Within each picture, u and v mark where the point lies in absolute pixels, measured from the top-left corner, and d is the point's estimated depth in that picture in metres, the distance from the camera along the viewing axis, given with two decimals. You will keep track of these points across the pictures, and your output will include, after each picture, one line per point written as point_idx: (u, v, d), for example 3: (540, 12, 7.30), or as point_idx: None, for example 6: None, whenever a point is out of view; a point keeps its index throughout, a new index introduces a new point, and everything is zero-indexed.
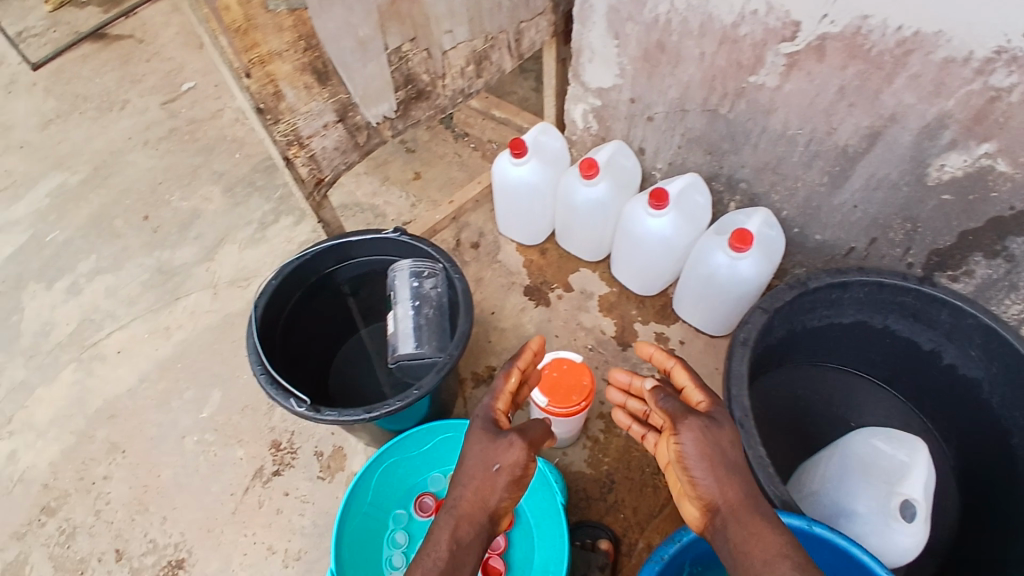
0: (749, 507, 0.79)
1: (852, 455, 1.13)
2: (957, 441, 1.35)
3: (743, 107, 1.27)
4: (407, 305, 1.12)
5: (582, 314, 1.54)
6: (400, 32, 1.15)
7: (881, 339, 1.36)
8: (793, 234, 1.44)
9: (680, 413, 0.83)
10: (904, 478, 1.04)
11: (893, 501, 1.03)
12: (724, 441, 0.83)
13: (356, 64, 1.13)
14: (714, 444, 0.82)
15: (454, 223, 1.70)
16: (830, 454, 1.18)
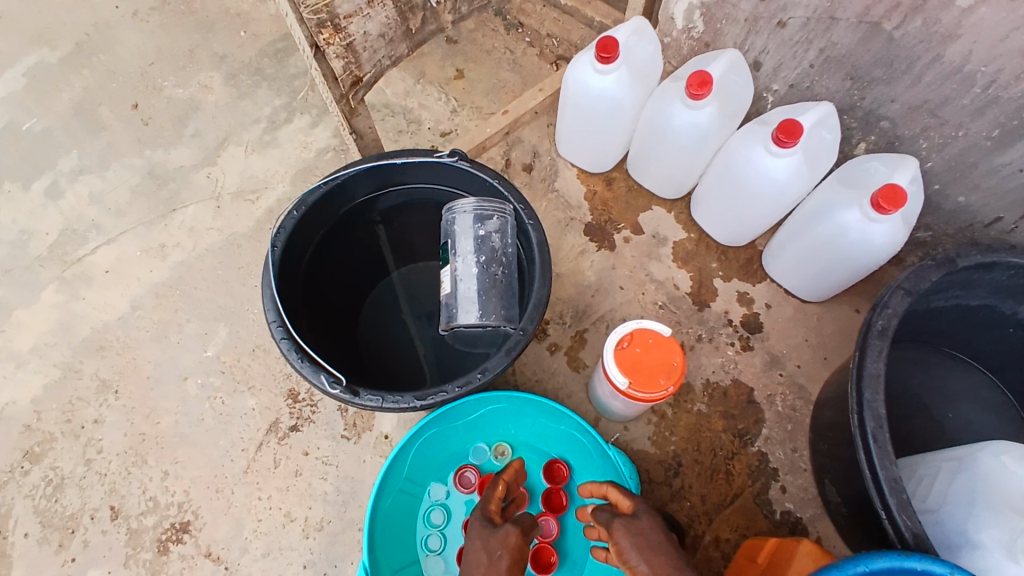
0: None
1: (980, 475, 0.92)
2: None
3: (918, 27, 0.97)
4: (468, 257, 0.90)
5: (652, 263, 1.29)
6: None
7: (1004, 329, 1.13)
8: (931, 192, 1.18)
9: (610, 520, 0.81)
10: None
11: None
12: (650, 529, 0.77)
13: None
14: (637, 534, 0.77)
15: (504, 138, 1.41)
16: (950, 467, 0.96)
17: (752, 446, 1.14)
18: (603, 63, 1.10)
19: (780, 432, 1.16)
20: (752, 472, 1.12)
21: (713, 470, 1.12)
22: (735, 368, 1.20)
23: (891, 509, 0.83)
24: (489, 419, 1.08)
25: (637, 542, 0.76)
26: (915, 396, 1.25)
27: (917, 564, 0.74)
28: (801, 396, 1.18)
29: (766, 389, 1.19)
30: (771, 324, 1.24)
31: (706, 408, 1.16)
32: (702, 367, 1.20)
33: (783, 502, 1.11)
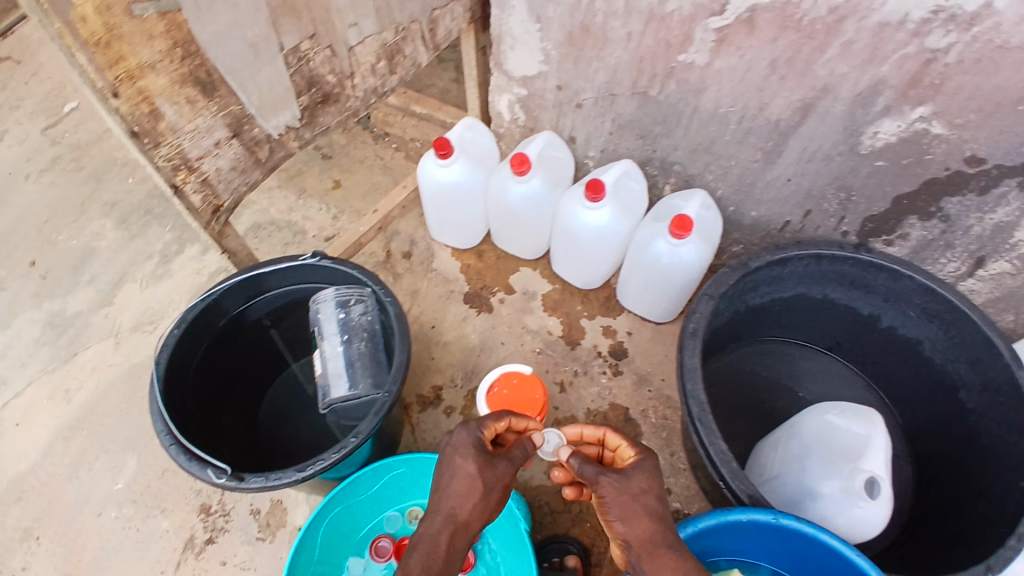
0: (664, 542, 0.75)
1: (810, 436, 1.04)
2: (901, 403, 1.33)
3: (673, 88, 1.20)
4: (335, 339, 1.03)
5: (527, 316, 1.48)
6: (297, 29, 1.02)
7: (823, 313, 1.33)
8: (729, 214, 1.36)
9: (595, 476, 0.80)
10: (850, 456, 0.97)
11: (857, 479, 0.94)
12: (642, 489, 0.79)
13: (247, 71, 0.99)
14: (623, 494, 0.79)
15: (381, 234, 1.62)
16: (789, 435, 1.09)
17: None
18: (444, 157, 1.33)
19: (657, 440, 1.31)
20: None
21: None
22: (610, 393, 1.36)
23: (726, 479, 0.95)
24: (393, 485, 1.15)
25: (623, 501, 0.78)
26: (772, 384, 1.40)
27: (741, 516, 0.88)
28: (670, 405, 1.35)
29: (638, 406, 1.35)
30: (634, 349, 1.43)
31: None
32: (583, 398, 1.36)
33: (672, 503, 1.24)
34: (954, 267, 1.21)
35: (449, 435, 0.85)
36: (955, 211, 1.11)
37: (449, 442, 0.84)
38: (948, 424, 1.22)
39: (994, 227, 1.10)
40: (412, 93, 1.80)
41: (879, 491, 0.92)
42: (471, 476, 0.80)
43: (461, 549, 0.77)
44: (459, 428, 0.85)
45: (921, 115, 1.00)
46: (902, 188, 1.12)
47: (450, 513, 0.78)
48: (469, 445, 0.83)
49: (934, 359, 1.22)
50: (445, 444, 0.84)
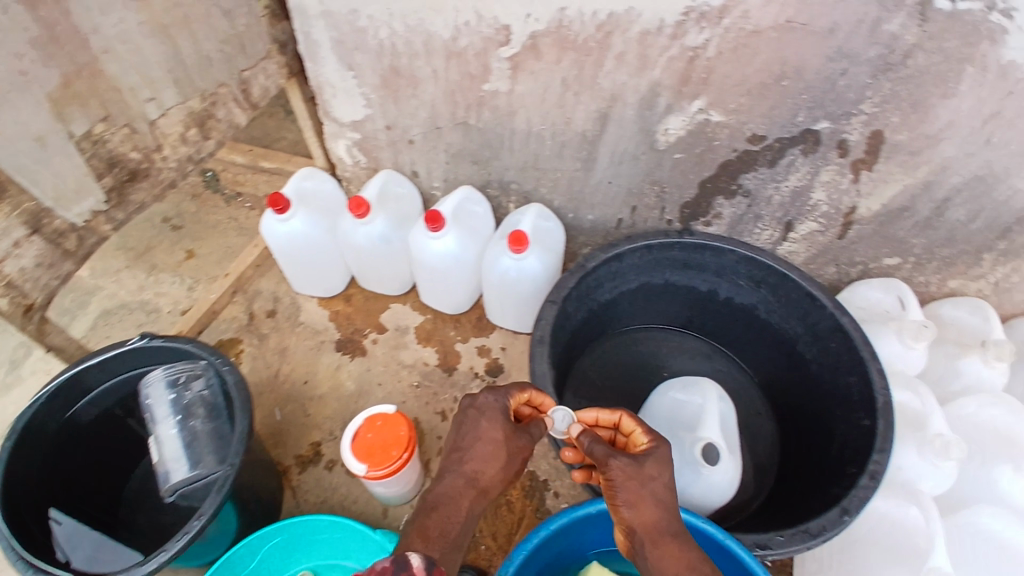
0: (670, 530, 0.78)
1: (659, 415, 1.12)
2: (756, 365, 1.42)
3: (488, 115, 1.25)
4: (168, 422, 1.04)
5: (401, 351, 1.49)
6: (86, 115, 1.00)
7: (669, 295, 1.42)
8: (570, 220, 1.44)
9: (605, 458, 0.80)
10: (697, 426, 1.05)
11: (697, 448, 1.01)
12: (657, 477, 0.80)
13: (34, 165, 0.96)
14: (632, 479, 0.80)
15: (242, 296, 1.61)
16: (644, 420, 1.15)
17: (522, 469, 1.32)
18: (280, 213, 1.32)
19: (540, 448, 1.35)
20: (528, 492, 1.29)
21: (497, 506, 1.27)
22: None
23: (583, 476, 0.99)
24: (272, 554, 1.14)
25: (632, 486, 0.79)
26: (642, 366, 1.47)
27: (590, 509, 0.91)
28: None
29: None
30: (509, 363, 1.47)
31: None
32: None
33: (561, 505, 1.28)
34: (769, 235, 1.31)
35: (473, 398, 0.87)
36: (754, 185, 1.20)
37: (475, 404, 0.86)
38: (792, 375, 1.32)
39: (792, 192, 1.20)
40: (259, 150, 1.80)
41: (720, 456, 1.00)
42: (496, 442, 0.84)
43: (477, 515, 0.81)
44: (485, 393, 0.87)
45: (700, 107, 1.09)
46: (704, 173, 1.20)
47: (472, 478, 0.82)
48: (493, 410, 0.86)
49: (770, 320, 1.32)
50: (468, 407, 0.87)
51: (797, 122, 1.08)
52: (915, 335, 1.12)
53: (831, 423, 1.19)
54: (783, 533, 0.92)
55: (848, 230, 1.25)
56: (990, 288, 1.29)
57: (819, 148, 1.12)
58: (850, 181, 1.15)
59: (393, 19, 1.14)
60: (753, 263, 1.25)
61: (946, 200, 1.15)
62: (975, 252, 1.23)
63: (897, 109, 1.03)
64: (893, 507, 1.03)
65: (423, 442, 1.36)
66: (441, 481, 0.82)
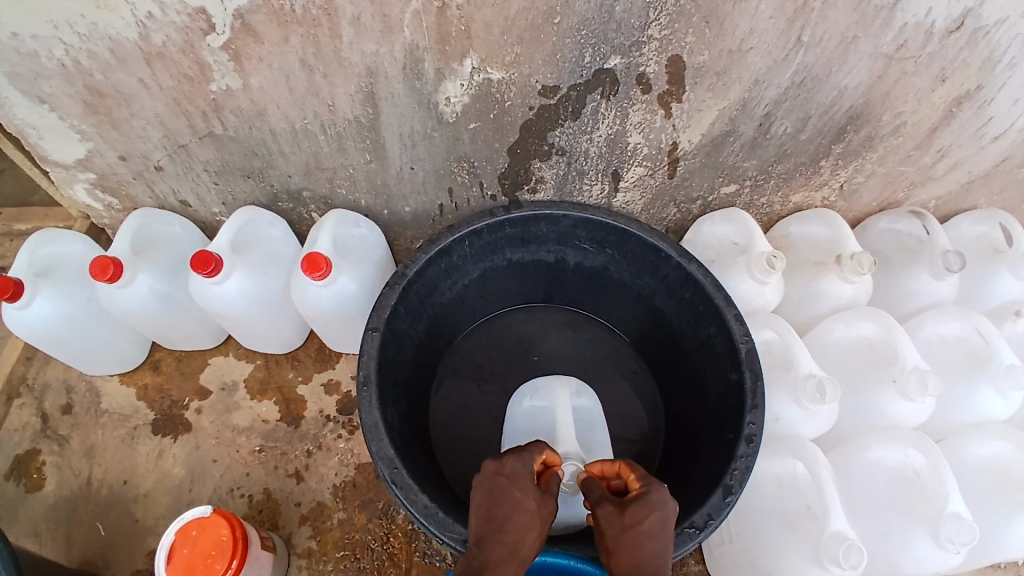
0: None
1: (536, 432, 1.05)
2: (624, 326, 1.31)
3: (235, 120, 1.06)
4: None
5: (234, 414, 1.26)
6: None
7: (515, 274, 1.27)
8: (388, 217, 1.27)
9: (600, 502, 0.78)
10: (560, 435, 1.01)
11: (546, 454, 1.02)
12: (646, 523, 0.75)
13: None
14: (624, 525, 0.75)
15: (32, 393, 1.31)
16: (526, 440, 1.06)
17: (400, 513, 1.16)
18: (13, 301, 1.06)
19: None
20: (410, 536, 1.15)
21: (378, 564, 1.12)
22: (353, 456, 1.21)
23: (437, 534, 0.84)
24: None
25: (619, 533, 0.75)
26: (504, 347, 1.31)
27: None
28: None
29: None
30: None
31: (344, 513, 1.16)
32: (325, 477, 1.19)
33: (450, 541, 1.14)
34: (599, 190, 1.20)
35: (499, 464, 0.81)
36: (565, 142, 1.08)
37: (504, 471, 0.80)
38: (657, 331, 1.23)
39: (606, 141, 1.09)
40: (10, 211, 1.46)
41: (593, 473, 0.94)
42: (531, 513, 0.77)
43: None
44: (511, 457, 0.82)
45: (474, 66, 0.95)
46: (508, 140, 1.08)
47: (510, 546, 0.75)
48: (523, 479, 0.80)
49: (623, 278, 1.21)
50: (495, 475, 0.80)
51: (585, 63, 0.96)
52: (766, 268, 1.06)
53: (707, 383, 1.09)
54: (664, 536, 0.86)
55: (675, 167, 1.15)
56: (836, 193, 1.26)
57: (619, 88, 1.00)
58: (663, 118, 1.05)
59: (61, 31, 0.91)
60: (590, 224, 1.11)
61: (769, 113, 1.07)
62: (812, 162, 1.18)
63: (690, 26, 0.92)
64: (781, 466, 0.98)
65: (280, 516, 1.16)
66: (478, 552, 0.75)
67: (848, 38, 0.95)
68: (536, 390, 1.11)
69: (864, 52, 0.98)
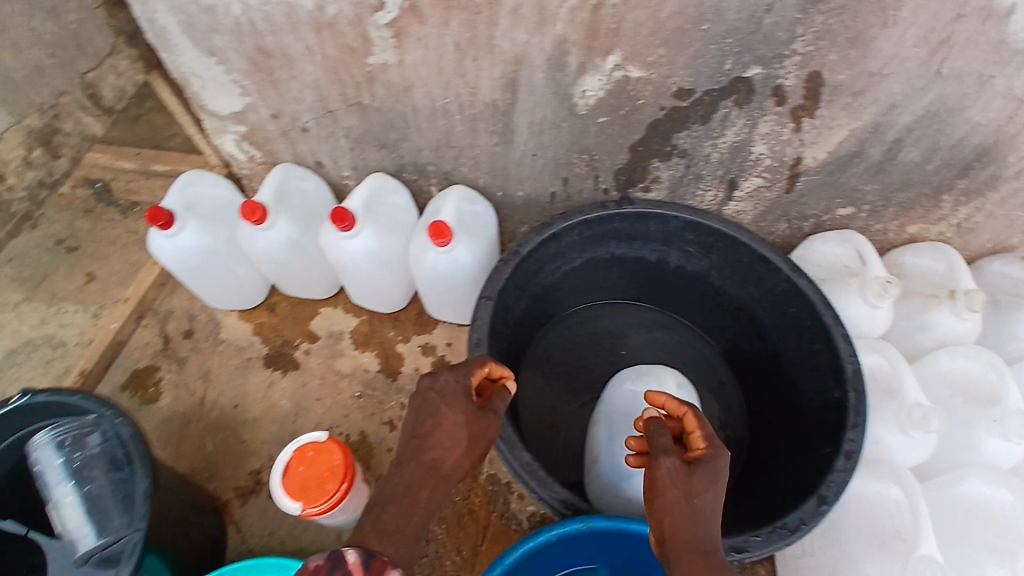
0: (698, 547, 0.71)
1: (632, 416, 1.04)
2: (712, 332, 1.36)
3: (383, 93, 1.15)
4: (60, 488, 0.91)
5: (338, 360, 1.38)
6: None
7: (613, 268, 1.32)
8: (501, 198, 1.33)
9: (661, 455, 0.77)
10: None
11: None
12: (703, 489, 0.74)
13: None
14: (683, 487, 0.75)
15: (154, 317, 1.43)
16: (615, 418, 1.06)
17: (482, 473, 1.24)
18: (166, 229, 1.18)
19: None
20: (491, 497, 1.22)
21: (458, 516, 1.20)
22: None
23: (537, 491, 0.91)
24: None
25: (676, 491, 0.75)
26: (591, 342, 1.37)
27: None
28: None
29: None
30: (456, 359, 1.37)
31: None
32: None
33: (526, 508, 1.21)
34: (712, 195, 1.23)
35: (433, 380, 0.84)
36: (689, 145, 1.13)
37: (434, 388, 0.83)
38: (750, 340, 1.26)
39: (730, 149, 1.12)
40: (149, 152, 1.63)
41: None
42: (457, 426, 0.81)
43: (437, 504, 0.78)
44: (444, 372, 0.85)
45: (616, 63, 1.01)
46: (633, 137, 1.13)
47: (428, 462, 0.79)
48: (454, 393, 0.83)
49: (723, 286, 1.24)
50: (428, 390, 0.83)
51: (725, 70, 1.00)
52: (880, 294, 1.07)
53: (803, 403, 1.11)
54: (759, 532, 0.88)
55: (794, 183, 1.18)
56: (951, 230, 1.24)
57: (753, 97, 1.03)
58: (792, 131, 1.08)
59: None
60: (699, 228, 1.15)
61: (899, 140, 1.07)
62: (933, 194, 1.17)
63: (834, 46, 0.94)
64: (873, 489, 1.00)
65: (372, 458, 1.27)
66: (395, 474, 0.78)
67: (984, 76, 0.95)
68: (639, 377, 1.08)
69: (1002, 90, 0.96)
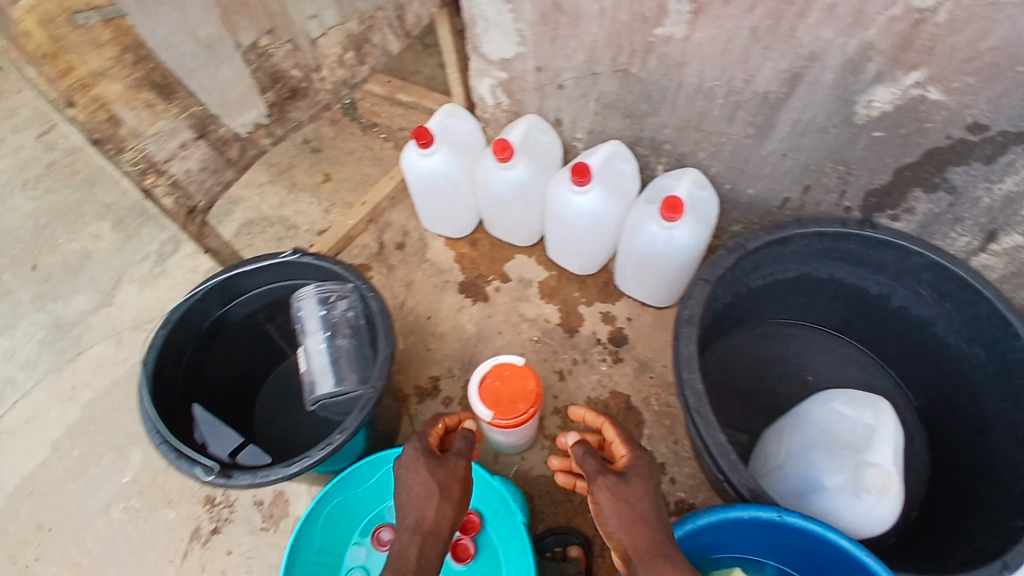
0: (663, 552, 0.73)
1: (834, 433, 1.04)
2: (920, 386, 1.28)
3: (655, 64, 1.15)
4: (316, 336, 1.02)
5: (523, 304, 1.44)
6: (252, 25, 0.94)
7: (826, 290, 1.29)
8: (727, 191, 1.33)
9: (594, 472, 0.80)
10: (874, 446, 0.97)
11: (843, 460, 1.00)
12: (636, 493, 0.78)
13: (199, 69, 0.89)
14: (620, 495, 0.78)
15: (374, 225, 1.57)
16: (806, 428, 1.08)
17: (638, 446, 1.26)
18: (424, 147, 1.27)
19: (660, 428, 1.28)
20: None
21: None
22: (611, 381, 1.33)
23: (725, 472, 0.93)
24: (389, 481, 1.15)
25: (620, 501, 0.77)
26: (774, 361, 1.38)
27: (741, 513, 0.85)
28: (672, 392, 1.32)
29: (640, 393, 1.32)
30: (635, 334, 1.38)
31: (591, 422, 1.29)
32: (583, 386, 1.33)
33: (676, 493, 1.22)
34: (964, 242, 1.16)
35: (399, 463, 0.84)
36: (962, 181, 1.06)
37: (400, 464, 0.84)
38: (958, 402, 1.17)
39: (1002, 198, 1.05)
40: (399, 82, 1.68)
41: (885, 490, 0.93)
42: (423, 484, 0.81)
43: (433, 558, 0.76)
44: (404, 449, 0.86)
45: (916, 81, 0.97)
46: (903, 159, 1.08)
47: (415, 520, 0.78)
48: (414, 462, 0.84)
49: (947, 340, 1.16)
50: (399, 467, 0.85)
51: None
52: None
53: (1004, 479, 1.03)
54: None
55: None
56: None
57: None
58: None
59: None
60: (940, 272, 1.08)
61: None
62: None
63: None
64: None
65: None
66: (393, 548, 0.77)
67: None
68: (846, 397, 1.07)
69: None
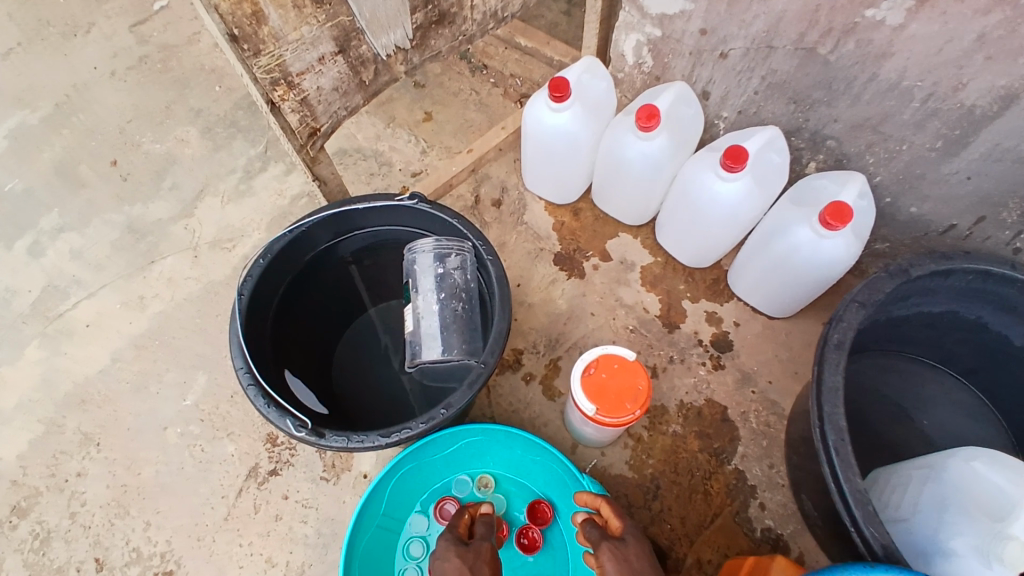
0: None
1: (964, 492, 0.91)
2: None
3: (850, 49, 0.99)
4: (429, 294, 0.97)
5: (622, 288, 1.33)
6: None
7: (963, 332, 1.16)
8: (884, 205, 1.18)
9: (598, 539, 0.81)
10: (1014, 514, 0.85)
11: (973, 524, 0.88)
12: (634, 554, 0.78)
13: None
14: (622, 556, 0.78)
15: (472, 175, 1.45)
16: (929, 480, 0.96)
17: (728, 464, 1.16)
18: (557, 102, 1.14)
19: (756, 448, 1.17)
20: (731, 490, 1.14)
21: (691, 490, 1.14)
22: (708, 388, 1.22)
23: (858, 522, 0.83)
24: (466, 453, 1.08)
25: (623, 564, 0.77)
26: (883, 399, 1.27)
27: None
28: (774, 412, 1.20)
29: (739, 407, 1.21)
30: (741, 342, 1.27)
31: (681, 428, 1.18)
32: (676, 388, 1.23)
33: (764, 520, 1.12)
34: None
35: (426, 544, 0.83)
36: None
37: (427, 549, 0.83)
38: None
39: None
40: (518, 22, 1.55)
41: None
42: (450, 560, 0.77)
43: None
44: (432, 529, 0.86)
45: None
46: None
47: None
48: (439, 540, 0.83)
49: None
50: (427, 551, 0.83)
51: None
52: None
53: None
54: None
55: None
56: None
57: None
58: None
59: None
60: None
61: None
62: None
63: None
64: None
65: None
66: None
67: None
68: (982, 454, 0.93)
69: None
